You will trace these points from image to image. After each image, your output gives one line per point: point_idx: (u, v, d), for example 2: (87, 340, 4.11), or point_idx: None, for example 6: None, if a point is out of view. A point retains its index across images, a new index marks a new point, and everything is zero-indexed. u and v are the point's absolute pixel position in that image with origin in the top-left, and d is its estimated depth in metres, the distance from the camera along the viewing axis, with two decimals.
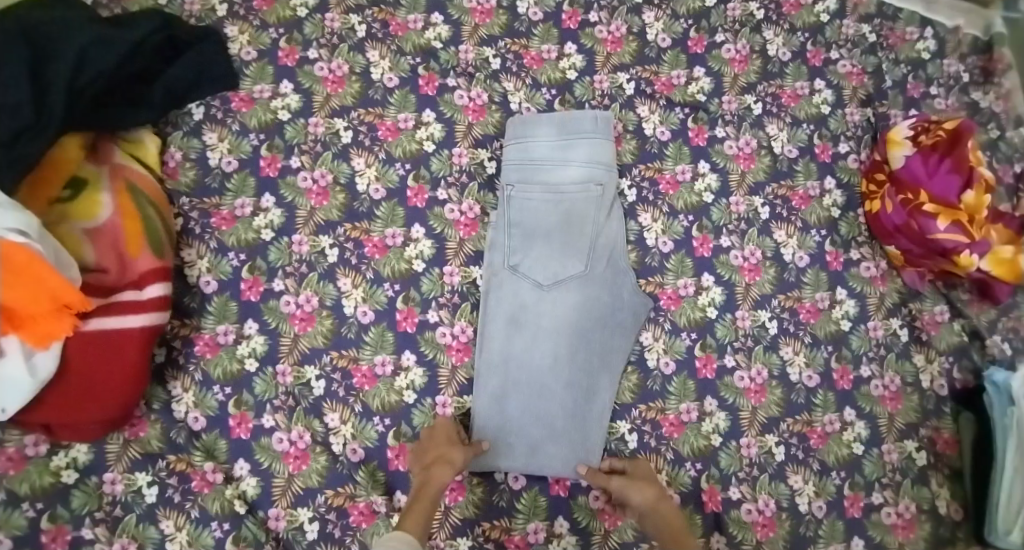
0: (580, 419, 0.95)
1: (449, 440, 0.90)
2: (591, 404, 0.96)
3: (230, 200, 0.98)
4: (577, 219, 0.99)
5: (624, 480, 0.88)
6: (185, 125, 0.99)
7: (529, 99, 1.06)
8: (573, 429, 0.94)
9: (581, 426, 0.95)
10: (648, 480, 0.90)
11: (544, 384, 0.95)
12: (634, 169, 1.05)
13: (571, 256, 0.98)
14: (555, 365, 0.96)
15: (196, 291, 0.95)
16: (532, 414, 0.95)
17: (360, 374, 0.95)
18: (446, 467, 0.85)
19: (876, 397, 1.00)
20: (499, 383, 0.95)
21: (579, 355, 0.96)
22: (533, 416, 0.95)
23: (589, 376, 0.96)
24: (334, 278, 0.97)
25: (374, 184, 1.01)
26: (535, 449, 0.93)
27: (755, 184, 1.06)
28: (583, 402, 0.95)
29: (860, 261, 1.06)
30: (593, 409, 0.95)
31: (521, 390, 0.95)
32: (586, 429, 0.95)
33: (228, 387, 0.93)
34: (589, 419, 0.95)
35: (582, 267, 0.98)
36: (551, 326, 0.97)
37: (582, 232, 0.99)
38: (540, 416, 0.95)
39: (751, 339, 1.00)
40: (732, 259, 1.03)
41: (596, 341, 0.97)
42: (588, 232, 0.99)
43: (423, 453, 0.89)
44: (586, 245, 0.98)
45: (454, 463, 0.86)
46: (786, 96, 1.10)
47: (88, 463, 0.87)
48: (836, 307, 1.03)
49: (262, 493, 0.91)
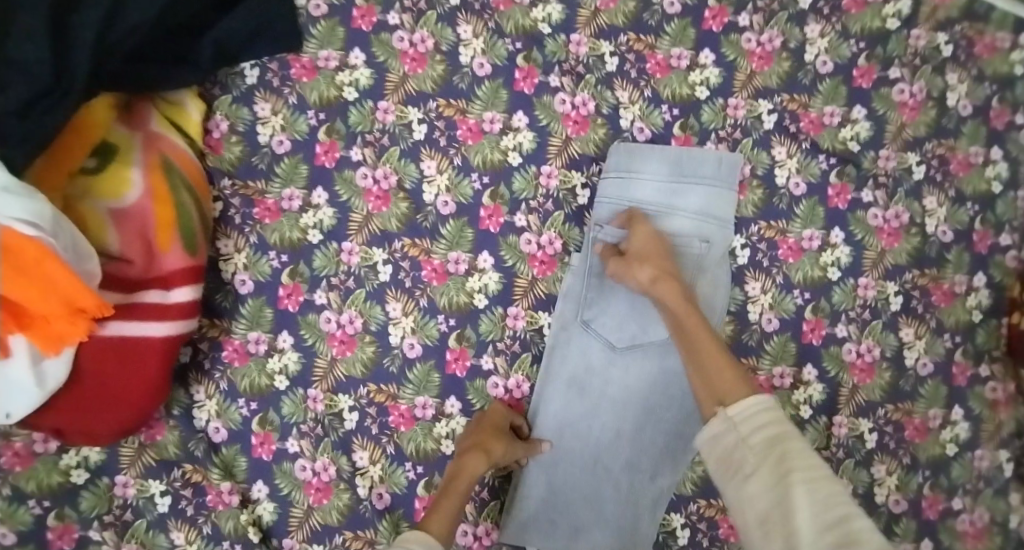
0: (633, 506, 0.85)
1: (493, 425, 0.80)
2: (647, 492, 0.85)
3: (277, 189, 0.84)
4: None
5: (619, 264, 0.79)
6: (235, 89, 0.84)
7: (644, 117, 0.87)
8: (622, 516, 0.85)
9: (634, 514, 0.85)
10: (653, 251, 0.79)
11: (599, 460, 0.85)
12: (753, 226, 0.87)
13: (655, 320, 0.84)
14: (616, 440, 0.85)
15: (229, 289, 0.84)
16: (580, 491, 0.85)
17: (397, 413, 0.85)
18: (480, 457, 0.76)
19: (960, 532, 0.88)
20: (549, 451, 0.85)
21: (644, 434, 0.85)
22: (581, 494, 0.85)
23: (653, 460, 0.85)
24: (383, 299, 0.85)
25: (443, 195, 0.85)
26: (576, 533, 0.85)
27: (893, 267, 0.88)
28: (640, 486, 0.85)
29: (988, 379, 0.90)
30: (650, 497, 0.85)
31: (573, 463, 0.85)
32: (637, 518, 0.85)
33: (254, 402, 0.84)
34: (642, 508, 0.85)
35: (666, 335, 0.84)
36: (618, 397, 0.85)
37: None
38: (589, 494, 0.85)
39: (843, 450, 0.88)
40: (844, 354, 0.88)
41: (665, 422, 0.85)
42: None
43: (466, 436, 0.80)
44: None
45: (490, 454, 0.77)
46: (956, 162, 0.89)
47: (99, 464, 0.81)
48: (946, 428, 0.89)
49: (277, 521, 0.84)
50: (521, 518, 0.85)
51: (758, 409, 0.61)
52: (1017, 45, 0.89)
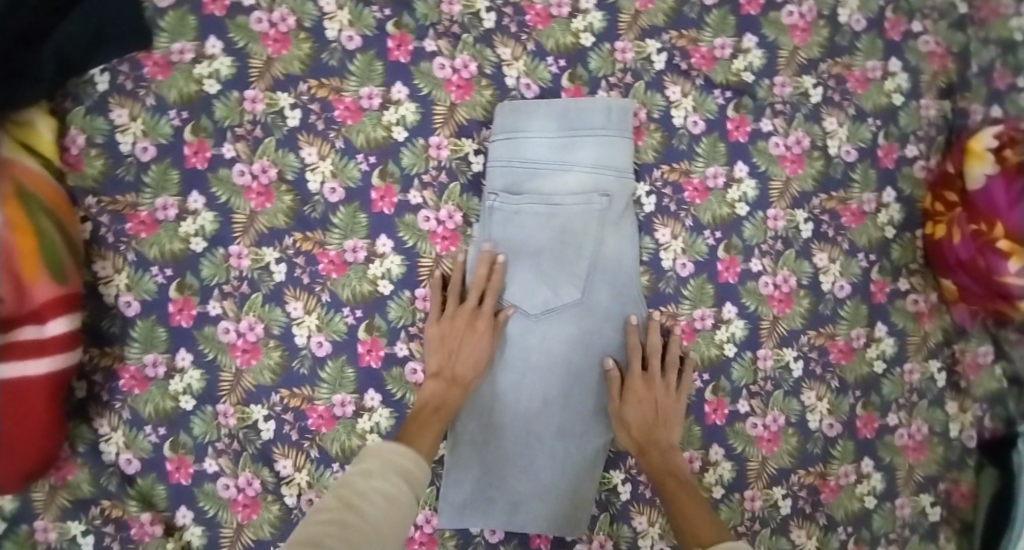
0: (570, 470, 0.83)
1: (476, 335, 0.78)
2: (581, 453, 0.84)
3: (149, 199, 0.78)
4: (574, 237, 0.81)
5: (617, 409, 0.80)
6: (87, 98, 0.77)
7: (529, 73, 0.83)
8: (560, 482, 0.83)
9: (572, 477, 0.83)
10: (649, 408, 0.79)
11: (530, 429, 0.83)
12: (655, 171, 0.85)
13: (563, 281, 0.81)
14: (545, 407, 0.83)
15: (114, 314, 0.78)
16: (515, 463, 0.83)
17: (316, 415, 0.81)
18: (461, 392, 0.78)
19: (899, 446, 0.91)
20: (479, 429, 0.83)
21: (573, 398, 0.83)
22: (516, 465, 0.83)
23: (585, 422, 0.83)
24: (282, 300, 0.80)
25: (329, 182, 0.80)
26: (515, 505, 0.83)
27: (800, 195, 0.87)
28: (574, 450, 0.83)
29: (907, 292, 0.90)
30: (585, 458, 0.84)
31: (505, 435, 0.83)
32: (576, 480, 0.83)
33: (162, 427, 0.80)
34: (580, 470, 0.83)
35: (579, 295, 0.81)
36: (541, 365, 0.82)
37: (579, 252, 0.81)
38: (523, 464, 0.83)
39: (771, 383, 0.88)
40: (760, 287, 0.87)
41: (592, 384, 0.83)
42: (587, 255, 0.81)
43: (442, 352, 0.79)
44: (584, 268, 0.81)
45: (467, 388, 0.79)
46: (854, 80, 0.87)
47: (14, 512, 0.76)
48: (872, 346, 0.89)
49: (208, 543, 0.80)
50: (460, 499, 0.82)
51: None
52: None
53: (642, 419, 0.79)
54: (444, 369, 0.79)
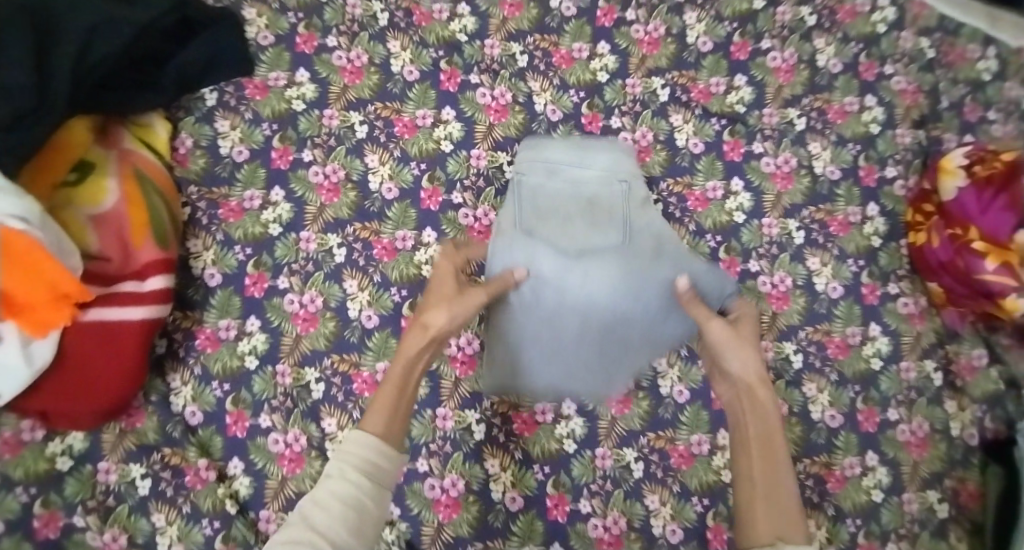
0: (602, 366, 0.94)
1: (445, 298, 0.81)
2: (618, 356, 0.94)
3: (239, 191, 0.95)
4: (603, 204, 0.94)
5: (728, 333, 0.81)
6: (198, 111, 0.97)
7: (555, 101, 1.00)
8: (590, 379, 0.94)
9: (605, 369, 0.94)
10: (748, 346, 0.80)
11: (568, 340, 0.93)
12: (662, 183, 0.99)
13: (600, 232, 0.93)
14: (584, 327, 0.92)
15: (199, 283, 0.93)
16: (548, 357, 0.94)
17: (361, 380, 0.92)
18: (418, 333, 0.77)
19: (902, 442, 0.95)
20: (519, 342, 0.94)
21: (611, 324, 0.92)
22: (551, 360, 0.94)
23: (622, 332, 0.93)
24: (340, 279, 0.94)
25: (387, 183, 0.97)
26: (549, 385, 0.94)
27: (791, 207, 0.99)
28: (607, 354, 0.94)
29: (898, 295, 0.99)
30: (620, 358, 0.94)
31: (545, 343, 0.93)
32: (608, 375, 0.94)
33: (227, 383, 0.91)
34: (613, 365, 0.94)
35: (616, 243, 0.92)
36: (582, 300, 0.91)
37: (610, 215, 0.94)
38: (557, 360, 0.94)
39: (772, 372, 0.95)
40: (759, 286, 0.97)
41: (630, 313, 0.92)
42: (617, 216, 0.94)
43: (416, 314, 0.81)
44: (618, 224, 0.93)
45: (427, 327, 0.77)
46: (834, 111, 1.02)
47: (83, 451, 0.87)
48: (868, 344, 0.97)
49: (253, 494, 0.89)
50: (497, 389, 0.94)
51: None
52: (876, 8, 1.05)
53: (743, 349, 0.80)
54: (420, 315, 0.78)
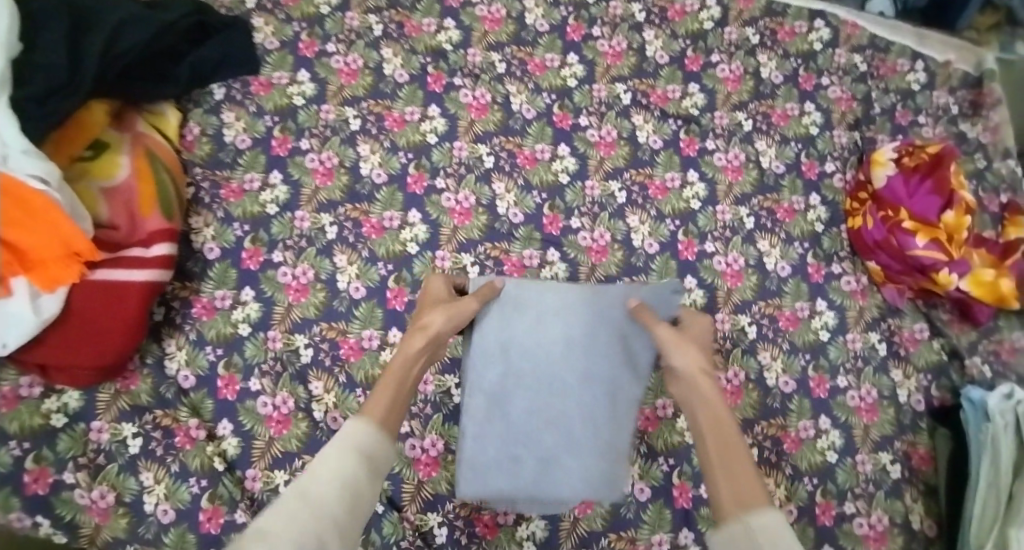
0: (599, 425, 0.92)
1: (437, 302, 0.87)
2: (611, 402, 0.92)
3: (240, 174, 1.04)
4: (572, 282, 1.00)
5: (671, 335, 0.81)
6: (205, 104, 1.07)
7: (529, 102, 1.12)
8: (589, 433, 0.91)
9: (602, 428, 0.92)
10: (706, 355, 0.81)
11: (556, 379, 0.92)
12: (626, 173, 1.10)
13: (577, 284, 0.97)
14: (568, 354, 0.93)
15: (199, 256, 1.00)
16: (543, 427, 0.91)
17: (347, 346, 0.98)
18: (420, 335, 0.79)
19: (852, 407, 1.02)
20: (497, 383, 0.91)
21: (594, 344, 0.93)
22: (544, 410, 0.92)
23: (608, 367, 0.93)
24: (331, 253, 1.02)
25: (377, 169, 1.06)
26: (548, 466, 0.91)
27: (742, 195, 1.10)
28: (607, 411, 0.92)
29: (841, 274, 1.08)
30: (614, 404, 0.92)
31: (534, 378, 0.92)
32: (604, 429, 0.92)
33: (220, 348, 0.97)
34: (609, 417, 0.92)
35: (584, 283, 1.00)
36: (560, 311, 0.94)
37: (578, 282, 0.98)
38: (554, 428, 0.91)
39: (729, 341, 1.03)
40: (715, 264, 1.07)
41: (611, 328, 0.93)
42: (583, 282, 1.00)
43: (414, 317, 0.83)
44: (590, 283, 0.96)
45: (428, 328, 0.79)
46: (777, 115, 1.15)
47: (78, 410, 0.91)
48: (816, 317, 1.06)
49: (241, 454, 0.93)
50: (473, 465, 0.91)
51: (773, 525, 0.58)
52: (812, 29, 1.20)
53: (687, 343, 0.80)
54: (417, 319, 0.82)
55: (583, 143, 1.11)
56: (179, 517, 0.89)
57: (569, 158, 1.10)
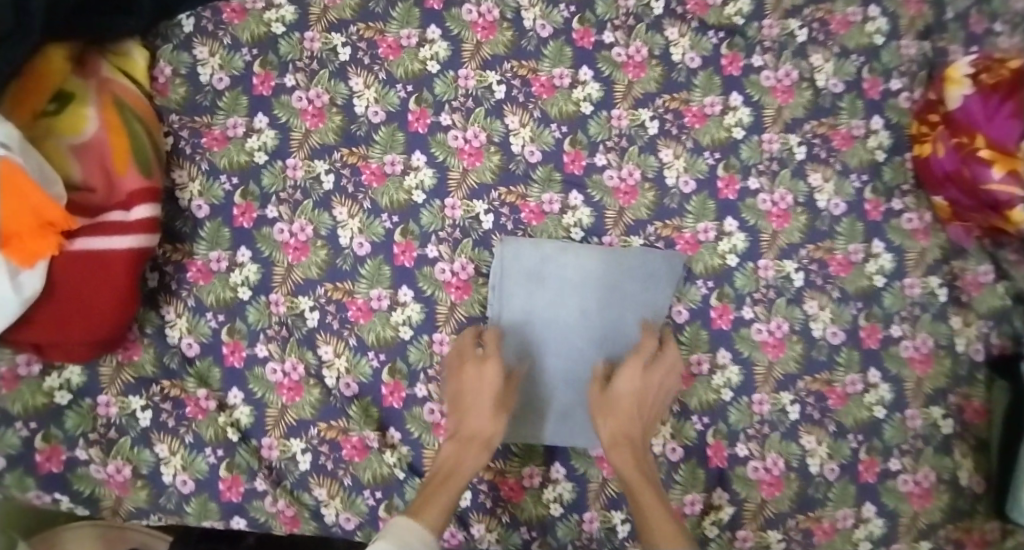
0: None
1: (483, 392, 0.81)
2: None
3: (222, 119, 0.93)
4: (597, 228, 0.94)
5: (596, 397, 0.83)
6: (175, 38, 0.94)
7: (544, 16, 0.97)
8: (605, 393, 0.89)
9: None
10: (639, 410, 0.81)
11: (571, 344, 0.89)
12: (657, 99, 0.96)
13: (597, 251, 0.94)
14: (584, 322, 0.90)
15: (187, 215, 0.91)
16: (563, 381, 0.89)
17: (355, 307, 0.91)
18: (483, 452, 0.79)
19: (905, 357, 0.94)
20: (520, 342, 0.89)
21: (610, 309, 0.90)
22: (559, 374, 0.89)
23: (622, 331, 0.90)
24: (329, 206, 0.92)
25: (373, 106, 0.94)
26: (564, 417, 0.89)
27: (793, 121, 0.96)
28: None
29: (902, 211, 0.96)
30: None
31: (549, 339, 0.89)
32: None
33: (221, 314, 0.90)
34: None
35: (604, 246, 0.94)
36: (578, 278, 0.90)
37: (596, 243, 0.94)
38: (573, 381, 0.89)
39: (773, 291, 0.94)
40: (759, 204, 0.95)
41: (627, 291, 0.90)
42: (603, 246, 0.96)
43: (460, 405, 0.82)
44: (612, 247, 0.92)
45: (490, 445, 0.79)
46: (836, 22, 0.98)
47: (81, 385, 0.87)
48: (870, 261, 0.95)
49: (255, 422, 0.89)
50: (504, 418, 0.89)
51: None
52: None
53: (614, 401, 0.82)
54: (463, 428, 0.81)
55: (608, 65, 0.96)
56: (199, 487, 0.87)
57: (593, 84, 0.96)
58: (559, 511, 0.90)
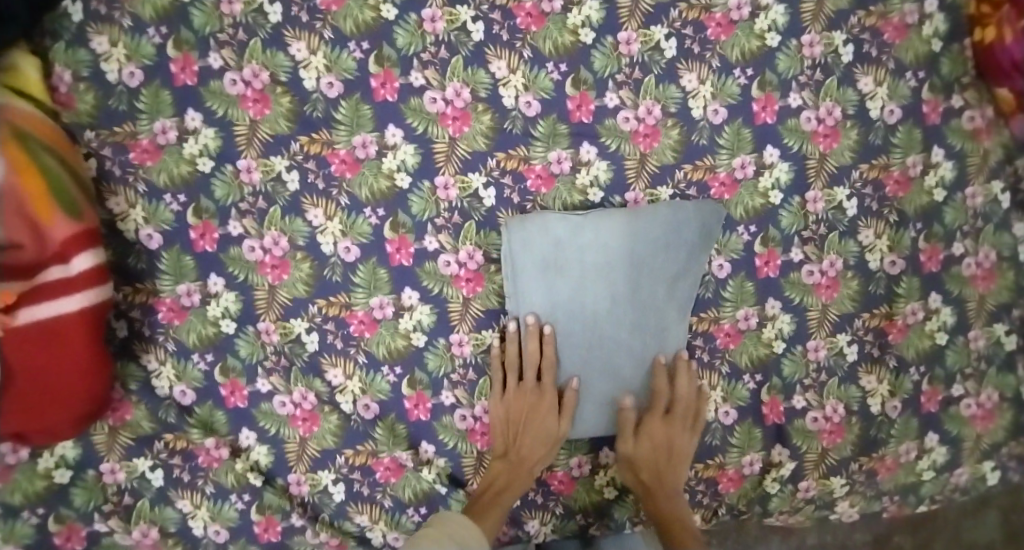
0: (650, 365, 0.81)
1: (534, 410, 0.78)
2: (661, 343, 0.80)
3: (147, 125, 0.76)
4: (622, 180, 0.80)
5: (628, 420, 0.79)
6: (65, 32, 0.75)
7: None
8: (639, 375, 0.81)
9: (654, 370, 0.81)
10: (664, 443, 0.79)
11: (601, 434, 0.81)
12: (673, 11, 0.78)
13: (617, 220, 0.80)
14: (613, 309, 0.78)
15: (139, 249, 0.77)
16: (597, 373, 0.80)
17: (357, 321, 0.80)
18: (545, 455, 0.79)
19: (968, 277, 0.84)
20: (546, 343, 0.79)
21: (640, 291, 0.78)
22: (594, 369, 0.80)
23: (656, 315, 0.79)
24: (301, 210, 0.78)
25: (325, 77, 0.77)
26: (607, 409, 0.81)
27: (835, 15, 0.80)
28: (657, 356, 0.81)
29: (963, 109, 0.82)
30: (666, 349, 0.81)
31: (580, 378, 0.80)
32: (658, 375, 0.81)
33: (209, 353, 0.79)
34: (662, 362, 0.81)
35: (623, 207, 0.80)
36: (599, 262, 0.77)
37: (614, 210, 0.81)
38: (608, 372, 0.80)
39: (824, 226, 0.82)
40: (803, 124, 0.80)
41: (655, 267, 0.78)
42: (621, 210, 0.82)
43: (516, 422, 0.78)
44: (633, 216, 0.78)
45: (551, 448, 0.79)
46: None
47: (79, 458, 0.77)
48: (930, 173, 0.82)
49: (275, 460, 0.80)
50: None
51: None
52: None
53: (644, 434, 0.79)
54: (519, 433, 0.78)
55: None
56: (235, 534, 0.79)
57: (591, 2, 0.78)
58: (613, 494, 0.84)
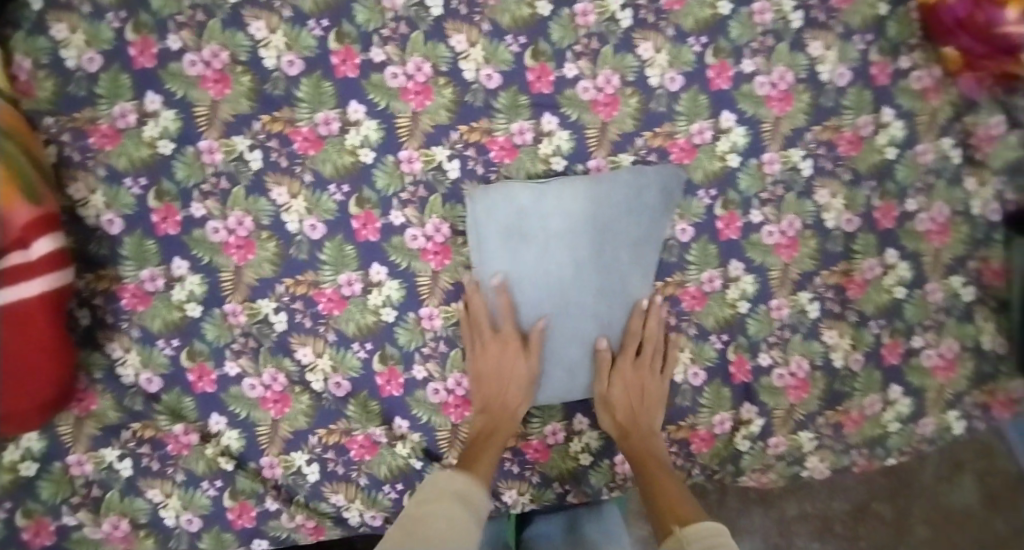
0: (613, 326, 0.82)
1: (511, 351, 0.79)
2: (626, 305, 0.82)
3: (106, 109, 0.75)
4: (584, 147, 0.81)
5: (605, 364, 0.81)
6: (23, 20, 0.73)
7: None
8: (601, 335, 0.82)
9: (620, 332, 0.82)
10: (639, 390, 0.81)
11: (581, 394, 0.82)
12: None
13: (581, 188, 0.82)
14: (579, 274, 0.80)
15: (100, 235, 0.76)
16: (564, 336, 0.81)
17: (325, 298, 0.79)
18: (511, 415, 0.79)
19: (922, 232, 0.86)
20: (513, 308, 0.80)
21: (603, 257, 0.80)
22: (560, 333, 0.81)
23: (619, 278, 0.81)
24: (264, 189, 0.78)
25: (285, 54, 0.76)
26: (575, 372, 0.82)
27: None
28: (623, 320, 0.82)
29: (910, 70, 0.85)
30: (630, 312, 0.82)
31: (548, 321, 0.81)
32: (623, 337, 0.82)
33: (175, 338, 0.78)
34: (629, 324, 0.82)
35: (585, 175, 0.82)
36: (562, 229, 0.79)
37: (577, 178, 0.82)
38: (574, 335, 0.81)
39: (781, 187, 0.84)
40: (757, 89, 0.83)
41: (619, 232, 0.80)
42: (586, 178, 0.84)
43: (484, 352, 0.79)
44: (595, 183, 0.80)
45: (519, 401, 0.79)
46: None
47: (45, 450, 0.75)
48: (881, 132, 0.85)
49: (247, 444, 0.79)
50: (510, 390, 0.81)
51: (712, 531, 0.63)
52: None
53: (627, 386, 0.81)
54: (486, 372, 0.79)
55: None
56: (208, 522, 0.78)
57: None
58: (589, 461, 0.85)
